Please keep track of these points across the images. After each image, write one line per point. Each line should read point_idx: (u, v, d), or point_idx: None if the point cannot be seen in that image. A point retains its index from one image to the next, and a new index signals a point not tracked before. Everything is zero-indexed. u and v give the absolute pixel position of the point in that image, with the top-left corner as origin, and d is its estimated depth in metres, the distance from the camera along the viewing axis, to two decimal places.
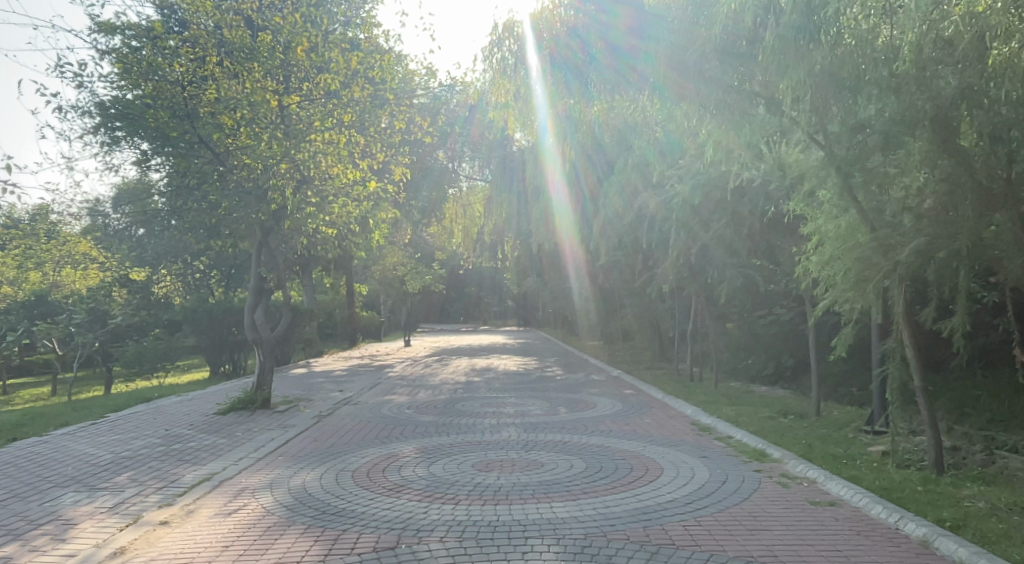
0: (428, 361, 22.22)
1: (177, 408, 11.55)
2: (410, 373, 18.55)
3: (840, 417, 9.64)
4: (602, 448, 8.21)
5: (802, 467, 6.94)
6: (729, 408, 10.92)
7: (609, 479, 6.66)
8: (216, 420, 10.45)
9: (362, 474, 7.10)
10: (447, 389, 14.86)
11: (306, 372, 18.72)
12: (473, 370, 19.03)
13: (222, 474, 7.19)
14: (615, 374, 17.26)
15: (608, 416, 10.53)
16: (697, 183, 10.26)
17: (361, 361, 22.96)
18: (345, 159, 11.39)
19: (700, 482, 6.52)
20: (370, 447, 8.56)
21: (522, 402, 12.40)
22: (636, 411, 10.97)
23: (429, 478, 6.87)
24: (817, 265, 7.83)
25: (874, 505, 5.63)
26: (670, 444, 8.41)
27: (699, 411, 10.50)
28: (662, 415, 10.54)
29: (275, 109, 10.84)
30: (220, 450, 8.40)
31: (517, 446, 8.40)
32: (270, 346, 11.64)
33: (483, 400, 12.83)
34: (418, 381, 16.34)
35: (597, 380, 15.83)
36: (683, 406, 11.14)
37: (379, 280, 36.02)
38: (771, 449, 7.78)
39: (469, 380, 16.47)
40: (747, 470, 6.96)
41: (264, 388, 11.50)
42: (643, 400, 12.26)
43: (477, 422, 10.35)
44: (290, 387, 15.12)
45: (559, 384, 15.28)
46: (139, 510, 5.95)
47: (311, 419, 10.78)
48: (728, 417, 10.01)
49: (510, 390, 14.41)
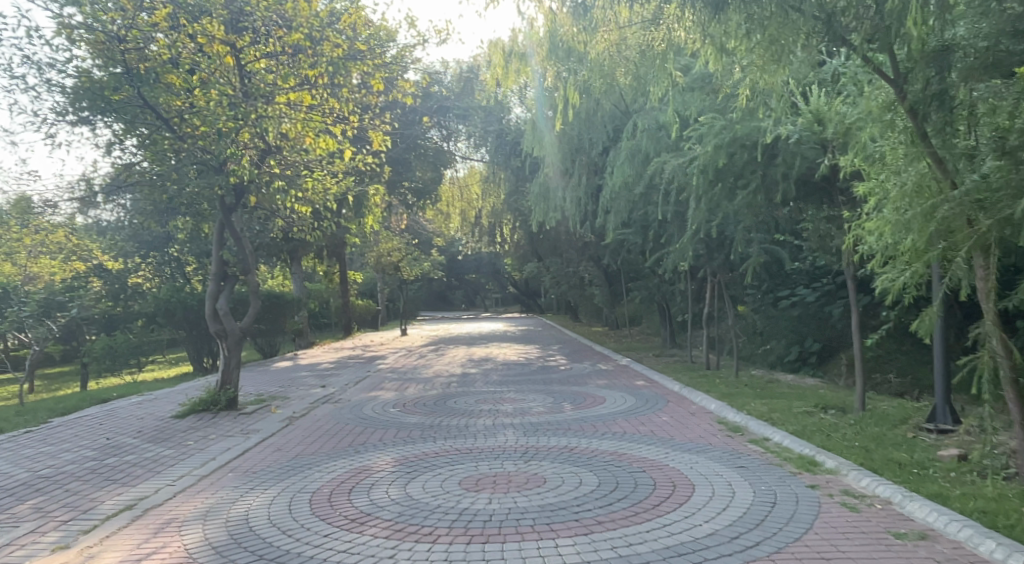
0: (423, 351, 20.90)
1: (132, 411, 10.21)
2: (403, 365, 17.22)
3: (891, 412, 8.32)
4: (616, 456, 6.84)
5: (866, 481, 5.59)
6: (757, 402, 9.59)
7: (628, 503, 5.31)
8: (171, 425, 9.11)
9: (323, 498, 5.76)
10: (440, 383, 13.52)
11: (291, 366, 17.38)
12: (470, 361, 17.71)
13: (150, 500, 5.84)
14: (624, 362, 15.92)
15: (620, 414, 9.19)
16: (719, 144, 8.83)
17: (353, 352, 21.64)
18: (318, 125, 10.08)
19: (745, 506, 5.15)
20: (338, 460, 7.18)
21: (523, 397, 11.07)
22: (651, 407, 9.64)
23: (404, 504, 5.52)
24: (876, 233, 6.45)
25: (983, 539, 4.28)
26: (696, 450, 7.04)
27: (724, 407, 9.17)
28: (682, 411, 9.19)
29: (231, 66, 9.77)
30: (161, 465, 7.05)
31: (514, 456, 7.01)
32: (236, 341, 10.22)
33: (479, 395, 11.49)
34: (410, 374, 15.02)
35: (604, 370, 14.48)
36: (705, 400, 9.78)
37: (374, 268, 34.67)
38: (822, 457, 6.39)
39: (464, 372, 15.13)
40: (798, 486, 5.61)
41: (229, 386, 10.16)
42: (657, 392, 10.92)
43: (470, 422, 9.02)
44: (268, 382, 13.80)
45: (562, 375, 13.94)
46: (24, 557, 4.61)
47: (281, 422, 9.46)
48: (759, 413, 8.68)
49: (509, 382, 13.07)
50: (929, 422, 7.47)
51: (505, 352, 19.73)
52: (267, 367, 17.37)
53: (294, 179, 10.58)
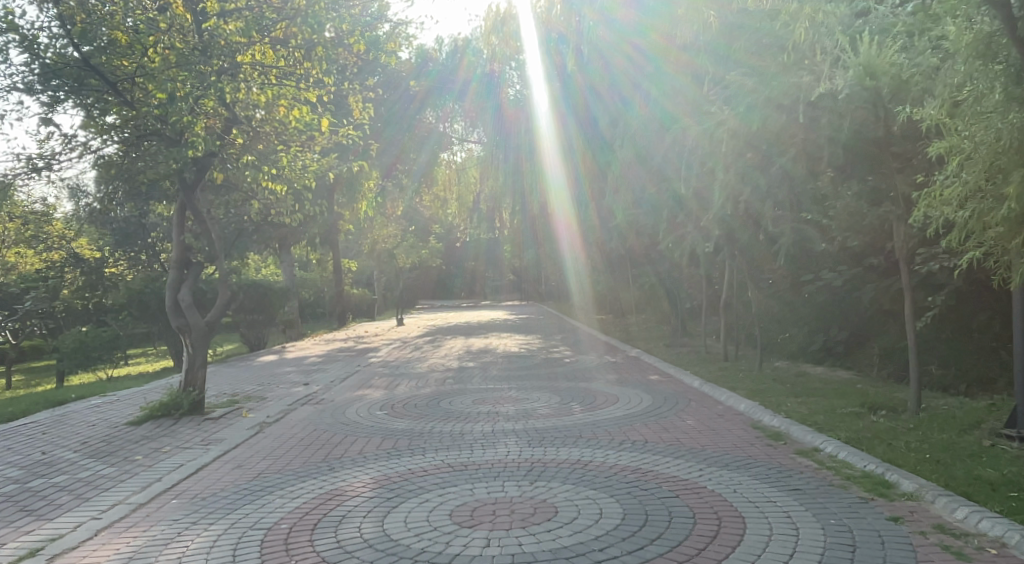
0: (419, 343, 19.75)
1: (84, 416, 9.06)
2: (396, 358, 16.06)
3: (956, 414, 7.18)
4: (638, 474, 5.70)
5: (963, 512, 4.42)
6: (794, 401, 8.43)
7: (664, 547, 4.13)
8: (123, 435, 7.95)
9: (277, 540, 4.57)
10: (434, 379, 12.37)
11: (276, 360, 16.22)
12: (468, 353, 16.57)
13: (63, 542, 4.68)
14: (633, 354, 14.78)
15: (638, 416, 8.04)
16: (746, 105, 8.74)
17: (344, 343, 20.50)
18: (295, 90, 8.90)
19: (817, 553, 3.97)
20: (307, 481, 6.01)
21: (526, 396, 9.92)
22: (673, 407, 8.49)
23: (379, 549, 4.33)
24: (968, 201, 5.27)
25: None
26: (737, 465, 5.87)
27: (756, 407, 8.03)
28: (707, 413, 8.06)
29: (187, 20, 8.66)
30: (94, 489, 5.89)
31: (516, 474, 5.86)
32: (201, 336, 9.07)
33: (476, 393, 10.34)
34: (403, 369, 13.88)
35: (613, 363, 13.33)
36: (733, 400, 8.64)
37: (369, 256, 33.47)
38: (893, 475, 5.24)
39: (461, 366, 13.97)
40: (878, 519, 4.46)
41: (193, 386, 9.01)
42: (676, 390, 9.76)
43: (466, 428, 7.86)
44: (247, 380, 12.64)
45: (568, 370, 12.80)
46: None
47: (251, 428, 8.30)
48: (799, 415, 7.55)
49: (510, 378, 11.92)
50: (1008, 427, 6.32)
51: (505, 343, 18.59)
52: (250, 361, 16.24)
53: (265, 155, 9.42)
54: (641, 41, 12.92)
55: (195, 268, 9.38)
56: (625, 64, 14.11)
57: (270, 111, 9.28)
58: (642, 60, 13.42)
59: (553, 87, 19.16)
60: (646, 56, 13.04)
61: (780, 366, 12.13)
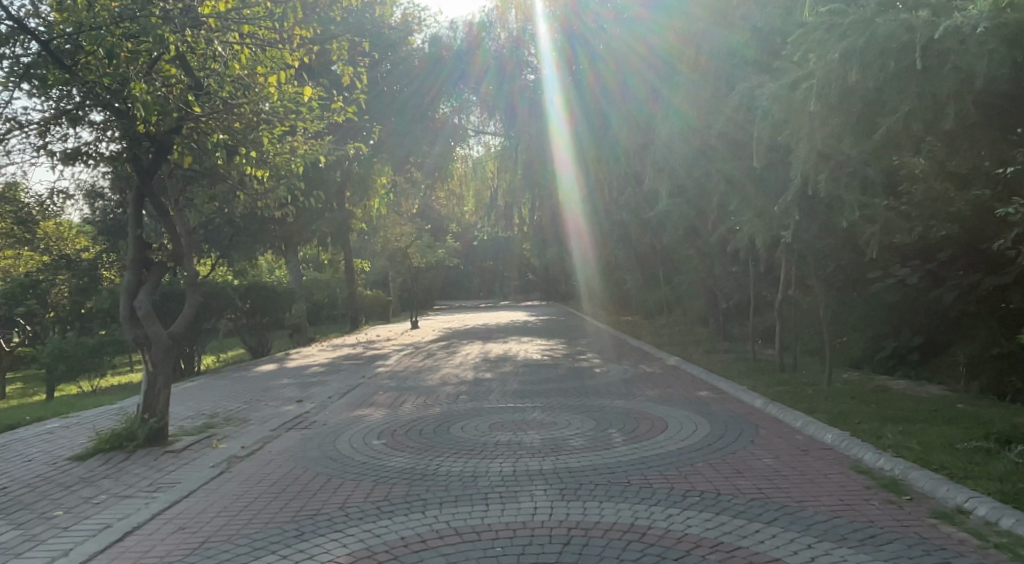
0: (432, 349, 18.15)
1: (22, 448, 7.51)
2: (405, 367, 14.47)
3: None
4: (723, 553, 4.02)
5: None
6: (894, 429, 6.72)
7: None
8: (57, 477, 6.39)
9: None
10: (446, 394, 10.75)
11: (274, 371, 14.66)
12: (485, 360, 14.93)
13: None
14: (672, 362, 13.05)
15: (696, 451, 6.36)
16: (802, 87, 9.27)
17: (351, 350, 18.93)
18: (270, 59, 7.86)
19: None
20: (263, 556, 4.39)
21: (553, 419, 8.26)
22: (739, 438, 6.80)
23: None
24: None
25: None
26: (861, 541, 4.13)
27: (852, 441, 6.32)
28: (786, 451, 6.32)
29: None
30: None
31: (548, 552, 4.18)
32: (164, 351, 7.53)
33: (493, 415, 8.68)
34: (410, 382, 12.26)
35: (650, 375, 11.61)
36: (815, 429, 6.96)
37: (381, 256, 31.98)
38: None
39: (477, 377, 12.32)
40: None
41: (154, 414, 7.48)
42: (735, 413, 8.05)
43: (482, 468, 6.23)
44: (233, 396, 11.09)
45: (600, 382, 11.11)
46: None
47: (216, 466, 6.70)
48: (913, 451, 5.85)
49: (533, 394, 10.23)
50: None
51: (526, 349, 16.97)
52: (245, 371, 14.74)
53: (239, 132, 8.08)
54: (653, 41, 14.73)
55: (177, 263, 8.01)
56: (638, 63, 15.72)
57: (248, 86, 7.97)
58: (656, 61, 14.87)
59: (566, 89, 20.08)
60: (657, 57, 14.71)
61: (849, 379, 10.36)
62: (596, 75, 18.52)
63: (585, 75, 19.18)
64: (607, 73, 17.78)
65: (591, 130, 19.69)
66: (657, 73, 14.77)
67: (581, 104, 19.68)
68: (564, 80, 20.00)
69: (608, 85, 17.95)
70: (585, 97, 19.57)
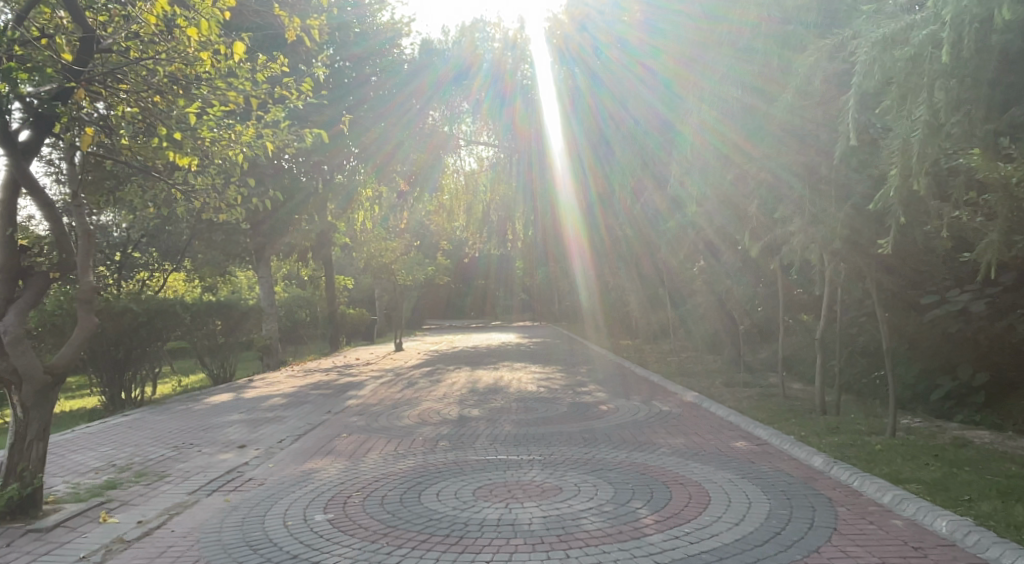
0: (414, 376, 16.19)
1: None
2: (380, 399, 12.55)
3: None
4: None
5: None
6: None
7: None
8: None
9: None
10: (424, 437, 8.86)
11: (229, 401, 12.69)
12: (472, 392, 13.04)
13: None
14: (690, 399, 11.20)
15: (766, 551, 4.49)
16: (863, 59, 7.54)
17: (324, 376, 16.97)
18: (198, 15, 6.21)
19: None
20: None
21: (555, 481, 6.38)
22: (818, 526, 4.94)
23: None
24: None
25: None
26: None
27: (983, 536, 4.52)
28: (895, 552, 4.43)
29: None
30: None
31: None
32: (38, 393, 5.66)
33: (480, 474, 6.82)
34: (382, 420, 10.26)
35: (668, 416, 9.75)
36: (917, 511, 5.11)
37: (366, 272, 30.08)
38: None
39: (464, 415, 10.42)
40: None
41: (17, 478, 5.58)
42: (794, 480, 6.18)
43: None
44: (165, 438, 9.14)
45: (609, 425, 9.22)
46: None
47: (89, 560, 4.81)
48: None
49: (530, 441, 8.36)
50: None
51: (520, 378, 15.05)
52: (193, 403, 12.68)
53: (148, 111, 6.92)
54: (649, 64, 12.97)
55: (68, 273, 6.20)
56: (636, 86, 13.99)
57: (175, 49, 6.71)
58: (655, 83, 13.04)
59: (565, 110, 18.58)
60: (654, 79, 13.03)
61: (913, 427, 8.51)
62: (595, 96, 16.86)
63: (584, 96, 17.56)
64: (606, 95, 16.00)
65: (589, 147, 17.89)
66: (654, 93, 13.25)
67: (580, 125, 18.03)
68: (564, 101, 18.63)
69: (607, 106, 16.26)
70: (584, 118, 17.84)
